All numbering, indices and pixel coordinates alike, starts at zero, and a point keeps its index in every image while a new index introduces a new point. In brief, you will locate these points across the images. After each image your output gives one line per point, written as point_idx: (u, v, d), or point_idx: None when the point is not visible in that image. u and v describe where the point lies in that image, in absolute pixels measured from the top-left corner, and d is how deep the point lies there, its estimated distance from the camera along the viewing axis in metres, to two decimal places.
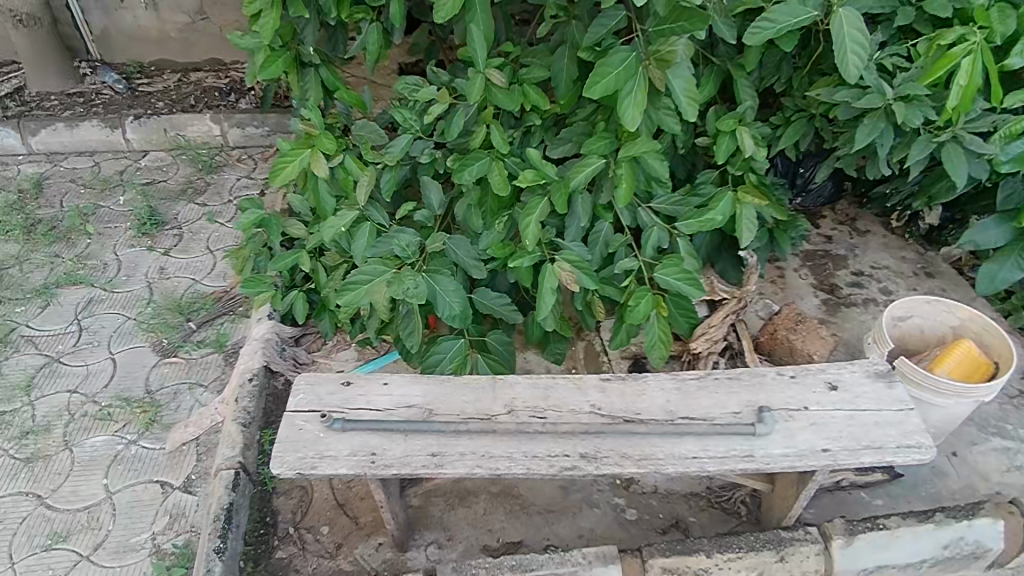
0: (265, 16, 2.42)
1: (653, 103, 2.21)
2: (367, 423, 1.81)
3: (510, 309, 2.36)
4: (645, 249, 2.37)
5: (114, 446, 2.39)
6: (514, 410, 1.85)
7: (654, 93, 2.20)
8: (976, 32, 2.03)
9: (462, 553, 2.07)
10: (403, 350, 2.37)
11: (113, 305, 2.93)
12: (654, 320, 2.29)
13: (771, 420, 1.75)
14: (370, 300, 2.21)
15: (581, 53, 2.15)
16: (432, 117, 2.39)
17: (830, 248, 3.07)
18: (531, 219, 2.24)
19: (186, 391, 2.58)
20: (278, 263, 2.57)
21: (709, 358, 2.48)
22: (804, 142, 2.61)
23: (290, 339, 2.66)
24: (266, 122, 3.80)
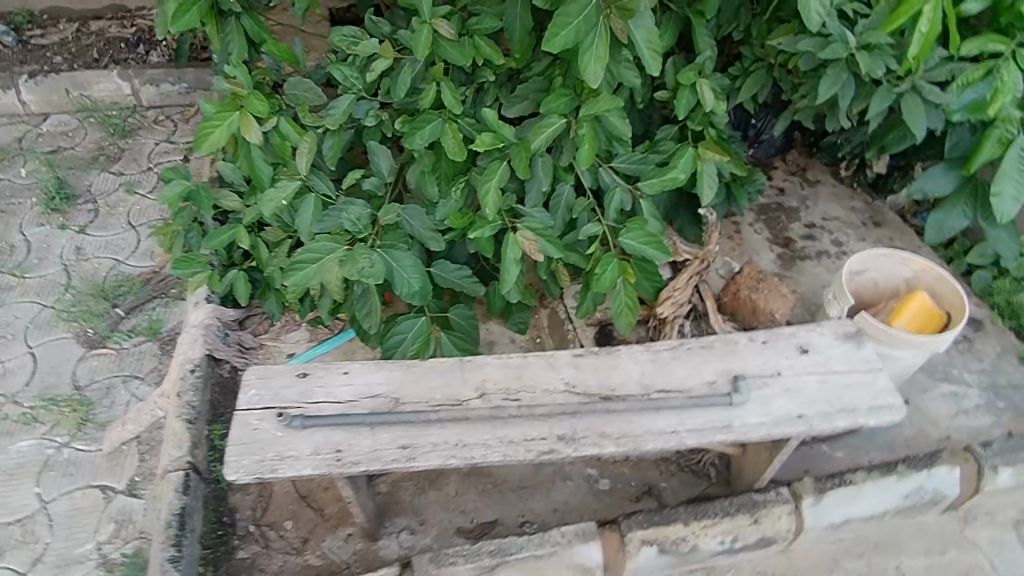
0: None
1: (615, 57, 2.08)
2: (330, 417, 1.70)
3: (471, 282, 2.25)
4: (608, 212, 2.28)
5: (43, 450, 2.18)
6: (485, 394, 1.76)
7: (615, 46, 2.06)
8: None
9: (437, 536, 2.00)
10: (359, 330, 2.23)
11: (25, 292, 2.64)
12: (621, 287, 2.22)
13: (745, 389, 1.75)
14: (322, 281, 2.05)
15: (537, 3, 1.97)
16: (374, 74, 2.18)
17: (783, 201, 3.06)
18: (489, 185, 2.10)
19: (120, 385, 2.37)
20: (213, 240, 2.36)
21: (674, 323, 2.44)
22: (763, 93, 2.54)
23: (232, 323, 2.46)
24: (183, 78, 3.44)
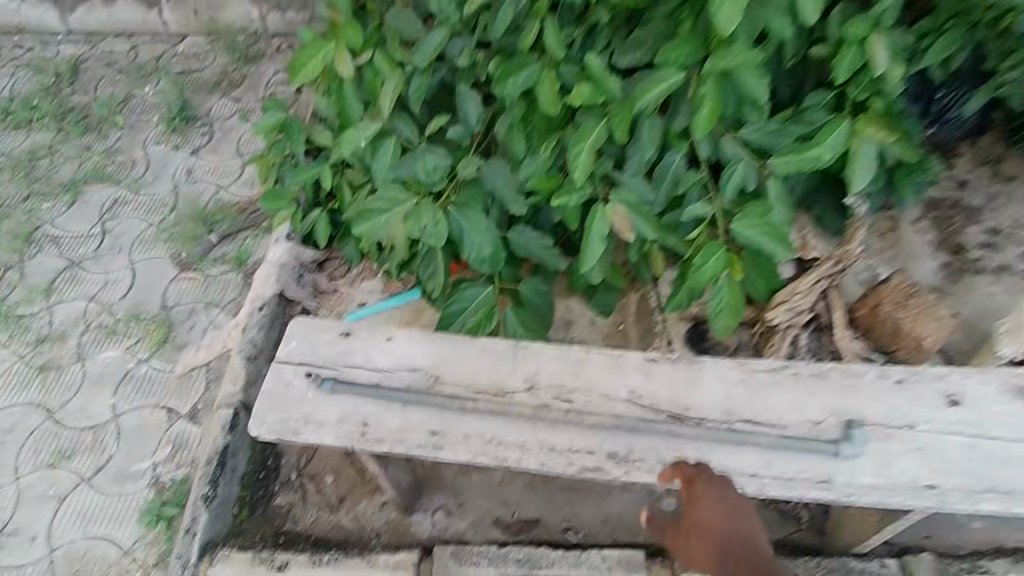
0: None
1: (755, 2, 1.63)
2: (365, 387, 1.55)
3: (552, 254, 2.01)
4: (724, 191, 1.89)
5: (125, 363, 2.27)
6: (534, 388, 1.54)
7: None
8: None
9: (472, 524, 1.82)
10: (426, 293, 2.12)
11: (137, 208, 2.76)
12: (724, 283, 1.84)
13: (859, 438, 1.41)
14: (388, 235, 1.91)
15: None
16: (473, 8, 1.92)
17: (963, 197, 2.44)
18: (583, 146, 1.81)
19: (201, 310, 2.41)
20: (298, 177, 2.28)
21: (787, 334, 2.03)
22: (958, 59, 1.95)
23: (310, 264, 2.41)
24: (308, 6, 3.39)
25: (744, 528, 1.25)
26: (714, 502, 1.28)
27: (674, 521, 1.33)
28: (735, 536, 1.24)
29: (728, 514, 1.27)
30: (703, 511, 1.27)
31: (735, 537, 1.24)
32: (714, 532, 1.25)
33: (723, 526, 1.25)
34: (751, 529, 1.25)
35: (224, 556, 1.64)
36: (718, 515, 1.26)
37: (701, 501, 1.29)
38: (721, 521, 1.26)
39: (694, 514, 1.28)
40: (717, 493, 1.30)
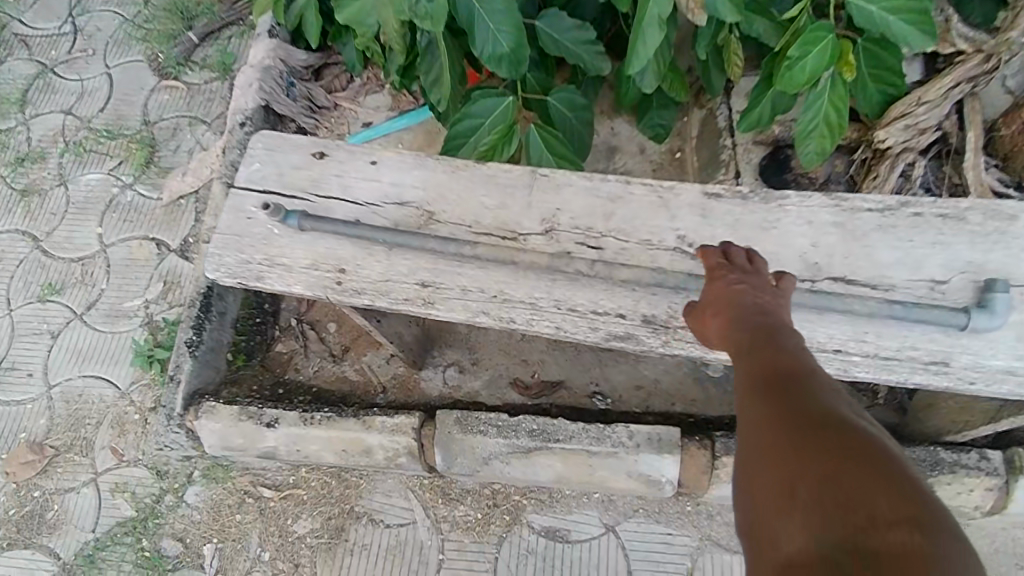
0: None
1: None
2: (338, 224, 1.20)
3: (593, 53, 1.51)
4: None
5: (109, 188, 2.03)
6: (554, 233, 1.19)
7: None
8: None
9: (486, 385, 1.59)
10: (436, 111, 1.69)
11: (109, 2, 2.35)
12: (825, 88, 1.35)
13: (999, 307, 1.02)
14: (379, 21, 1.41)
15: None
16: None
17: None
18: None
19: (186, 127, 2.09)
20: None
21: (898, 160, 1.53)
22: None
23: (302, 71, 1.99)
24: None
25: (771, 294, 0.86)
26: (738, 271, 0.90)
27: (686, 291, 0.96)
28: (756, 296, 0.85)
29: (752, 279, 0.88)
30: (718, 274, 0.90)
31: (759, 297, 0.85)
32: (728, 291, 0.86)
33: (740, 288, 0.86)
34: (786, 309, 0.85)
35: (210, 409, 1.47)
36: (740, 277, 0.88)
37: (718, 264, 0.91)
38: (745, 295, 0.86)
39: (709, 282, 0.90)
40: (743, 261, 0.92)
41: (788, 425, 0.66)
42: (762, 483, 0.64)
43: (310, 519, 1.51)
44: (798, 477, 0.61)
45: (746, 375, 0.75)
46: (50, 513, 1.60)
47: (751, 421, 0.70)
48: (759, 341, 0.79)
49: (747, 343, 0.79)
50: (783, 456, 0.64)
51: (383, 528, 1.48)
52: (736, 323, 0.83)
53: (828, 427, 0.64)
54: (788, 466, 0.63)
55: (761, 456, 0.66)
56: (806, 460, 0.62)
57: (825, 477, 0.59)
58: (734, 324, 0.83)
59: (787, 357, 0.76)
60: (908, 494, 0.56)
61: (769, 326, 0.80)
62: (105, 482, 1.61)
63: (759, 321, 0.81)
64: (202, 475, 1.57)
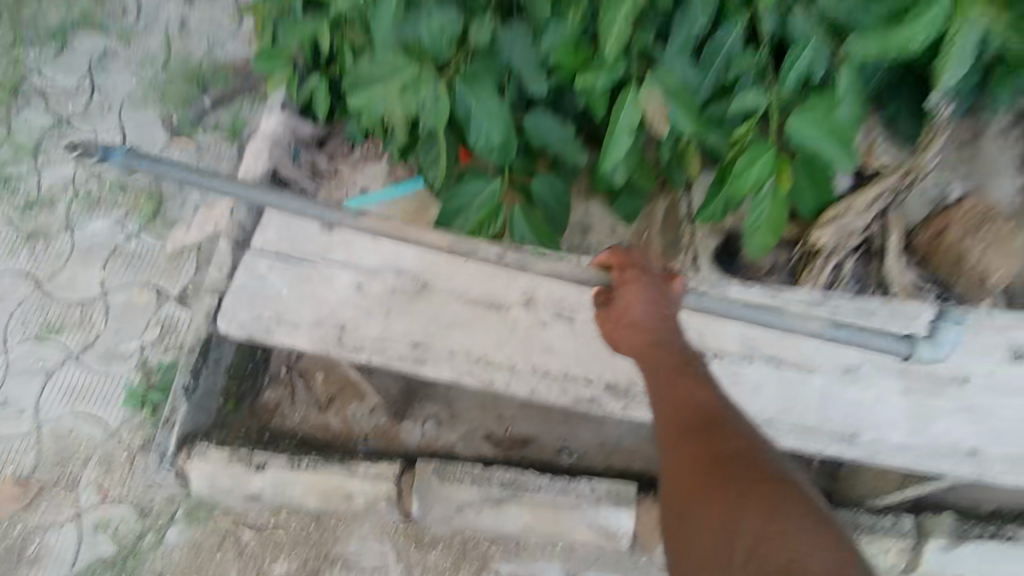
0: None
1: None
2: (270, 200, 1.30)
3: (570, 147, 1.75)
4: (784, 81, 1.54)
5: (113, 238, 2.16)
6: (534, 303, 1.36)
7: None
8: None
9: (462, 437, 1.73)
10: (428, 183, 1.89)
11: (128, 63, 2.53)
12: (768, 195, 1.59)
13: (946, 339, 1.31)
14: (385, 109, 1.70)
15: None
16: None
17: None
18: (618, 11, 1.49)
19: (193, 184, 2.23)
20: (294, 30, 1.98)
21: (832, 259, 1.77)
22: None
23: (308, 141, 2.21)
24: None
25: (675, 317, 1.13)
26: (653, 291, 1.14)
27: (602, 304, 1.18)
28: (664, 326, 1.11)
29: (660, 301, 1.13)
30: (634, 300, 1.13)
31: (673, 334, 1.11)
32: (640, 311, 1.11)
33: (653, 315, 1.11)
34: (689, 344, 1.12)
35: (203, 452, 1.58)
36: (651, 306, 1.12)
37: (634, 288, 1.14)
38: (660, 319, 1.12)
39: (632, 302, 1.13)
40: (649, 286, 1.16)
41: (725, 483, 0.91)
42: (708, 528, 0.88)
43: (288, 560, 1.61)
44: (735, 513, 0.87)
45: (682, 419, 1.00)
46: (31, 547, 1.69)
47: (693, 466, 0.94)
48: (691, 389, 1.04)
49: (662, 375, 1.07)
50: (718, 494, 0.90)
51: (357, 570, 1.60)
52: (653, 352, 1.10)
53: (769, 490, 0.88)
54: (724, 504, 0.88)
55: (707, 504, 0.90)
56: (746, 522, 0.86)
57: (754, 515, 0.86)
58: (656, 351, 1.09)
59: (694, 387, 1.04)
60: (818, 553, 0.82)
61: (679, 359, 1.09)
62: (89, 517, 1.70)
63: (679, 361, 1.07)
64: (185, 514, 1.67)
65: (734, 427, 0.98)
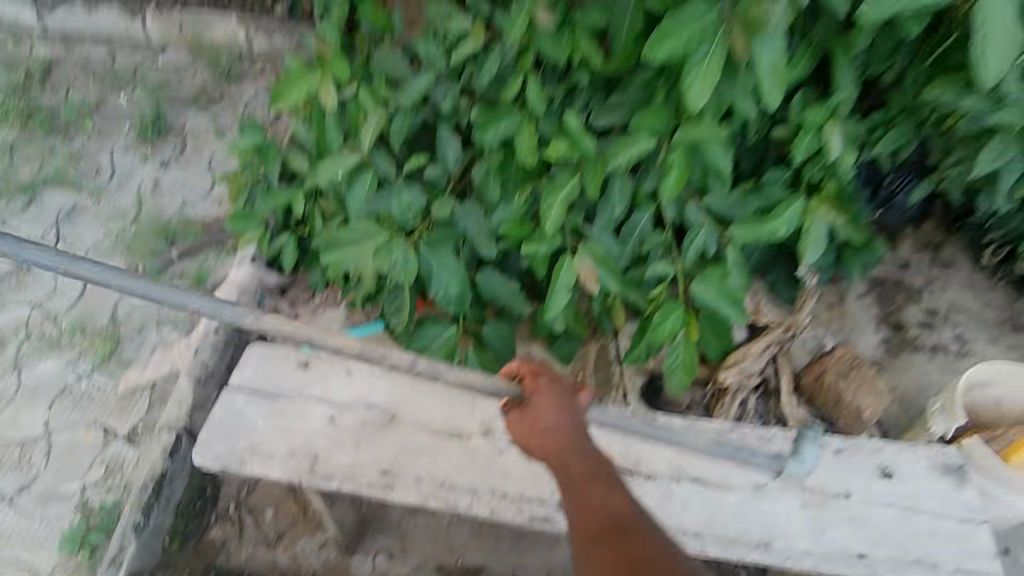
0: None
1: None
2: (203, 301, 1.41)
3: (514, 299, 2.02)
4: (685, 253, 1.96)
5: (63, 378, 2.18)
6: (492, 432, 1.54)
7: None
8: None
9: (412, 569, 1.81)
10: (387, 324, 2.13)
11: (97, 217, 2.72)
12: (681, 342, 1.90)
13: (807, 455, 1.57)
14: (355, 265, 1.96)
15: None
16: (461, 56, 2.04)
17: (904, 278, 2.40)
18: (555, 198, 1.91)
19: (151, 327, 2.31)
20: (272, 199, 2.34)
21: (738, 395, 2.05)
22: (905, 152, 2.10)
23: (273, 289, 2.42)
24: (294, 32, 3.39)
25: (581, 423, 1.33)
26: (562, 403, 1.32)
27: (517, 412, 1.33)
28: (575, 433, 1.31)
29: (568, 407, 1.32)
30: (548, 410, 1.30)
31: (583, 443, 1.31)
32: (555, 424, 1.30)
33: (565, 423, 1.30)
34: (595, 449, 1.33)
35: None
36: (562, 414, 1.31)
37: (546, 398, 1.32)
38: (572, 430, 1.31)
39: (547, 415, 1.30)
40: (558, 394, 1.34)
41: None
42: None
43: None
44: None
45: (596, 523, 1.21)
46: None
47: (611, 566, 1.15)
48: (601, 494, 1.25)
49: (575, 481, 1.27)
50: None
51: None
52: (566, 457, 1.29)
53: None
54: None
55: None
56: None
57: None
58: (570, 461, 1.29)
59: (604, 490, 1.26)
60: None
61: (589, 463, 1.29)
62: None
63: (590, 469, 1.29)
64: None
65: (639, 525, 1.20)
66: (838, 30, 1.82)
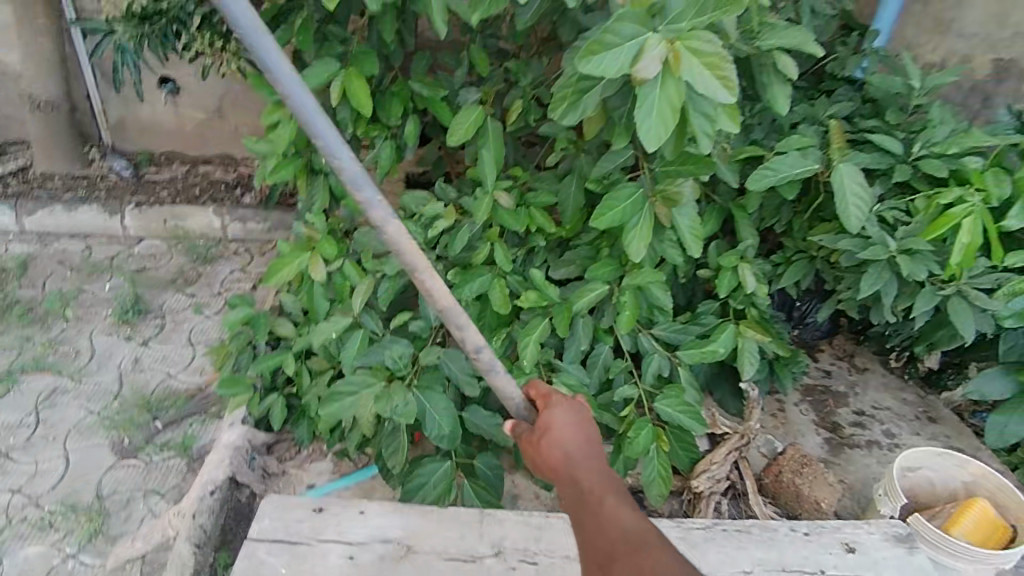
0: (319, 63, 2.39)
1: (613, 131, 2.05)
2: (355, 171, 1.38)
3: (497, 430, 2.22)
4: (645, 376, 2.25)
5: (49, 559, 2.17)
6: (502, 552, 1.71)
7: (688, 137, 1.98)
8: (973, 194, 2.24)
9: None
10: (383, 467, 2.29)
11: (77, 397, 2.77)
12: (654, 454, 2.13)
13: None
14: (354, 414, 2.16)
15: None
16: (437, 231, 2.42)
17: (829, 384, 2.77)
18: (529, 338, 2.19)
19: (140, 498, 2.36)
20: (261, 364, 2.47)
21: (711, 499, 2.25)
22: (806, 281, 2.57)
23: (261, 447, 2.51)
24: (268, 218, 3.79)
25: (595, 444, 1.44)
26: (570, 418, 1.49)
27: (531, 431, 1.50)
28: (584, 446, 1.42)
29: (583, 428, 1.46)
30: (558, 425, 1.46)
31: (592, 456, 1.40)
32: (563, 436, 1.43)
33: (576, 438, 1.43)
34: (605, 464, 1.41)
35: None
36: (573, 429, 1.45)
37: (560, 416, 1.48)
38: (580, 442, 1.43)
39: (556, 428, 1.45)
40: (568, 413, 1.51)
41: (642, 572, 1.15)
42: None
43: None
44: None
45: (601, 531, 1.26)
46: None
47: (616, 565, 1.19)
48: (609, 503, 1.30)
49: (581, 495, 1.33)
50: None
51: None
52: (574, 470, 1.37)
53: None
54: None
55: None
56: None
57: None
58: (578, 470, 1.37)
59: (611, 500, 1.31)
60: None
61: (596, 476, 1.36)
62: None
63: (597, 479, 1.36)
64: None
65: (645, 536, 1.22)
66: (733, 196, 2.48)
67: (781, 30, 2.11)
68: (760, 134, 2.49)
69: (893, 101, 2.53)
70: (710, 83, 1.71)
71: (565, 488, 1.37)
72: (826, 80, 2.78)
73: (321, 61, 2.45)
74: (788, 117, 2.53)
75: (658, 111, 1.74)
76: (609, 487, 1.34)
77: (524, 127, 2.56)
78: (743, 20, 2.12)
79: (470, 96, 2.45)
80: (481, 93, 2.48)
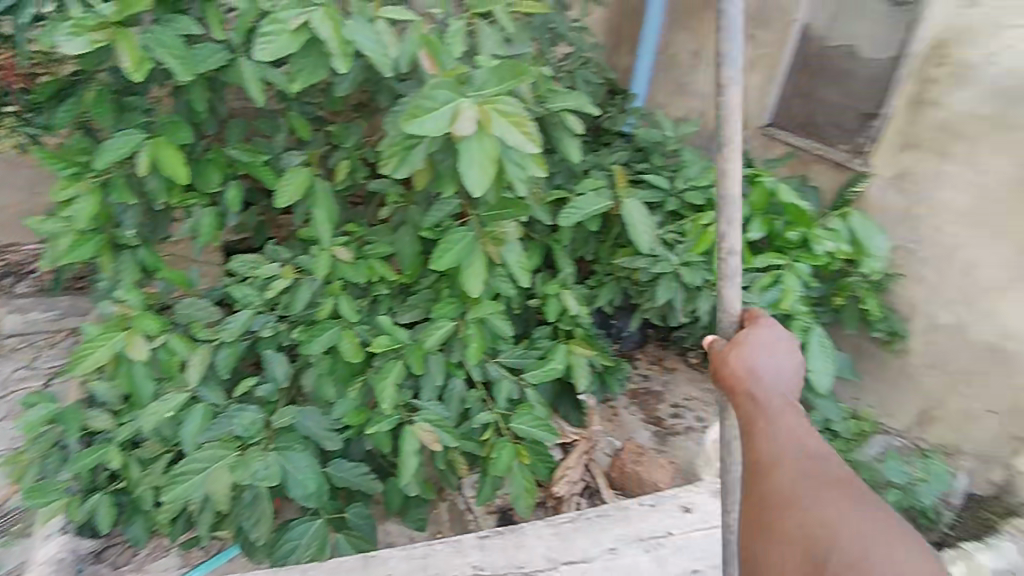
0: (122, 134, 2.30)
1: (439, 181, 2.27)
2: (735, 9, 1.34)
3: (363, 478, 2.24)
4: (498, 400, 2.43)
5: None
6: None
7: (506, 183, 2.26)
8: None
9: None
10: (246, 543, 2.19)
11: None
12: (518, 470, 2.29)
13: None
14: (206, 491, 2.02)
15: (336, 64, 2.07)
16: (275, 291, 2.41)
17: (649, 385, 3.20)
18: (386, 381, 2.25)
19: None
20: (78, 463, 2.19)
21: (571, 501, 2.58)
22: (616, 300, 3.01)
23: (87, 555, 2.29)
24: (56, 305, 3.36)
25: (787, 378, 1.32)
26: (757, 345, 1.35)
27: (729, 349, 1.37)
28: (770, 376, 1.31)
29: (779, 355, 1.34)
30: (751, 350, 1.34)
31: (773, 387, 1.30)
32: (741, 361, 1.33)
33: (768, 364, 1.32)
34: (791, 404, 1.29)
35: None
36: (767, 357, 1.33)
37: (756, 336, 1.36)
38: (767, 372, 1.31)
39: (737, 352, 1.35)
40: (769, 339, 1.36)
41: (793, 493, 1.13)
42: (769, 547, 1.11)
43: None
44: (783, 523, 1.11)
45: (752, 450, 1.25)
46: None
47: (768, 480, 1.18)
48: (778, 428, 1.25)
49: (755, 417, 1.27)
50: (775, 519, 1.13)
51: None
52: (754, 389, 1.29)
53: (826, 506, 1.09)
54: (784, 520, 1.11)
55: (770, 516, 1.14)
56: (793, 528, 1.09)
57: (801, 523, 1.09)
58: (748, 392, 1.30)
59: (787, 427, 1.24)
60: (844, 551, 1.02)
61: (777, 402, 1.28)
62: None
63: (772, 406, 1.28)
64: None
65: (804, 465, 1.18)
66: (548, 233, 2.83)
67: (564, 95, 2.52)
68: (561, 180, 2.90)
69: (656, 148, 3.10)
70: (515, 135, 1.98)
71: (740, 405, 1.31)
72: (603, 134, 3.33)
73: (124, 132, 2.37)
74: (580, 164, 2.97)
75: (478, 161, 1.96)
76: (786, 420, 1.25)
77: (350, 186, 2.68)
78: (534, 87, 2.51)
79: (295, 160, 2.53)
80: (305, 156, 2.58)
